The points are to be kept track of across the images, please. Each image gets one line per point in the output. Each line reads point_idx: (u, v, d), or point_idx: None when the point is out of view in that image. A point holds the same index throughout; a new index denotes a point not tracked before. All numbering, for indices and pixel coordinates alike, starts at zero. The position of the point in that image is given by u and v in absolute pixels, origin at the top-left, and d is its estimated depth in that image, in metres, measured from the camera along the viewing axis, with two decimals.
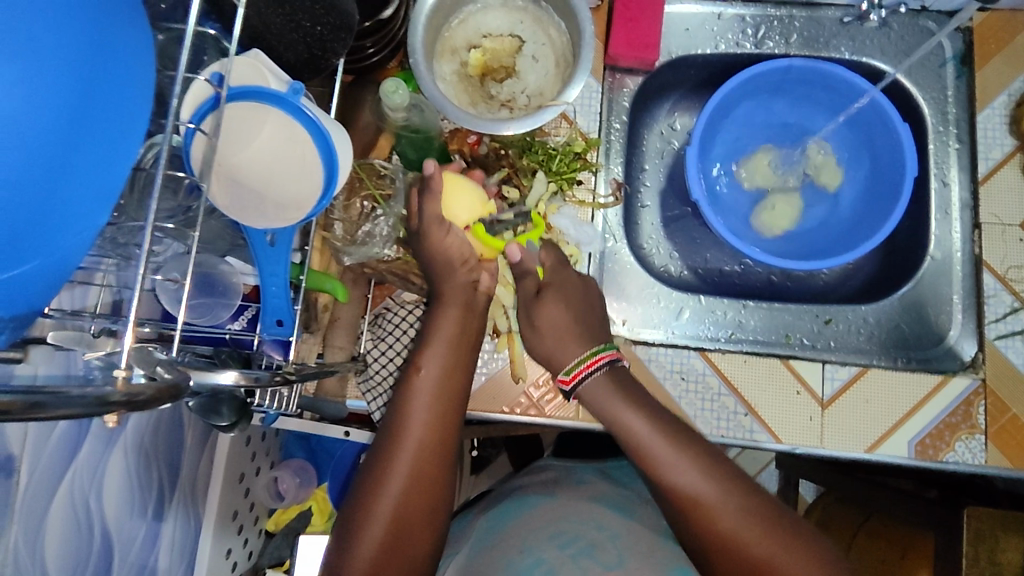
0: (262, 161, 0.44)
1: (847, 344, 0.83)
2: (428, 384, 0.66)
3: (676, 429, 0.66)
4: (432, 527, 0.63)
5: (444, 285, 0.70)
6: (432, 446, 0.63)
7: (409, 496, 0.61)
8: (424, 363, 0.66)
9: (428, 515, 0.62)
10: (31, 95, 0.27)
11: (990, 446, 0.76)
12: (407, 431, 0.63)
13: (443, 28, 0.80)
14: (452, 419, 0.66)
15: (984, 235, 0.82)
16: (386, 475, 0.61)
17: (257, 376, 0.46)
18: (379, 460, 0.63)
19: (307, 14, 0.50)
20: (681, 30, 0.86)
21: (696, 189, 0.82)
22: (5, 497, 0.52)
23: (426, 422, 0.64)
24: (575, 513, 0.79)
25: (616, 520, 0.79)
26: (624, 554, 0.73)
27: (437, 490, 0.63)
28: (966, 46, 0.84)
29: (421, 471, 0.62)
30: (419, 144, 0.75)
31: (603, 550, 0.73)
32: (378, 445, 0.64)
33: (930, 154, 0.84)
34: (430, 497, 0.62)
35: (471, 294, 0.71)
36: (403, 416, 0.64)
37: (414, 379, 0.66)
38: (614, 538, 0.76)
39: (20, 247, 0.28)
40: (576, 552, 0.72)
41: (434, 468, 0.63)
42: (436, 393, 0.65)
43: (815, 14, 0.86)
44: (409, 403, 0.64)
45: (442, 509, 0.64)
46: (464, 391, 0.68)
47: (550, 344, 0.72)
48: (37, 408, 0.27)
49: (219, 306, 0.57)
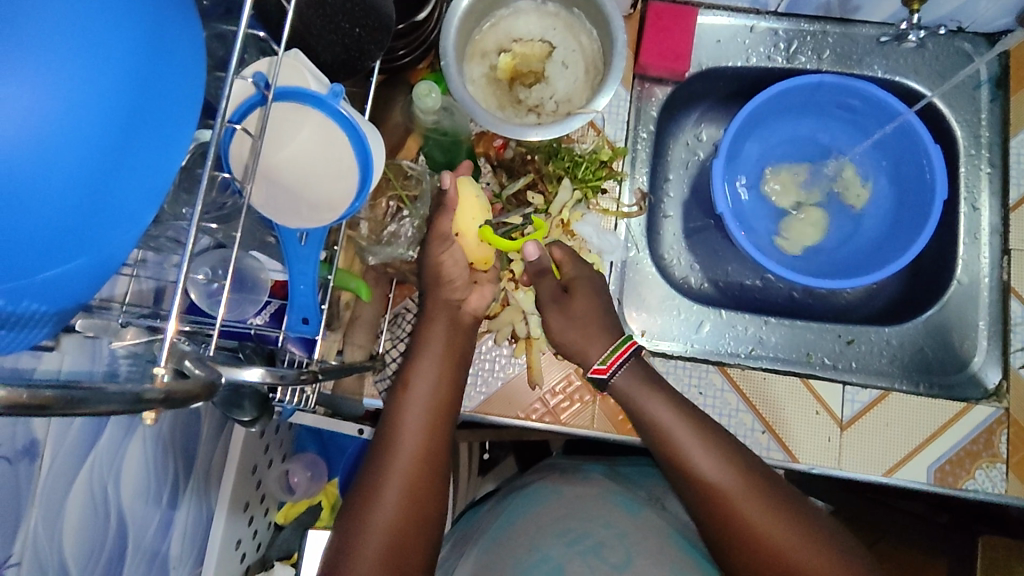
0: (300, 164, 0.45)
1: (868, 365, 0.82)
2: (421, 397, 0.67)
3: (694, 415, 0.68)
4: (428, 537, 0.62)
5: (431, 298, 0.72)
6: (429, 453, 0.64)
7: (405, 505, 0.61)
8: (416, 376, 0.68)
9: (424, 525, 0.62)
10: (83, 97, 0.27)
11: (1011, 476, 0.75)
12: (402, 441, 0.64)
13: (475, 31, 0.80)
14: (444, 432, 0.67)
15: (1013, 262, 0.80)
16: (382, 485, 0.62)
17: (282, 374, 0.45)
18: (374, 472, 0.63)
19: (347, 15, 0.51)
20: (713, 42, 0.86)
21: (721, 201, 0.81)
22: (28, 481, 0.53)
23: (419, 434, 0.65)
24: (586, 510, 0.80)
25: (628, 519, 0.79)
26: (631, 551, 0.73)
27: (431, 500, 0.63)
28: (1001, 69, 0.83)
29: (415, 476, 0.63)
30: (447, 147, 0.75)
31: (609, 550, 0.73)
32: (371, 457, 0.64)
33: (961, 177, 0.83)
34: (423, 508, 0.62)
35: (459, 310, 0.73)
36: (396, 427, 0.65)
37: (407, 392, 0.67)
38: (621, 536, 0.76)
39: (67, 247, 0.29)
40: (584, 550, 0.73)
41: (428, 477, 0.64)
42: (430, 405, 0.67)
43: (849, 31, 0.85)
44: (403, 415, 0.66)
45: (435, 523, 0.63)
46: (456, 406, 0.69)
47: (569, 333, 0.74)
48: (79, 403, 0.27)
49: (247, 302, 0.56)
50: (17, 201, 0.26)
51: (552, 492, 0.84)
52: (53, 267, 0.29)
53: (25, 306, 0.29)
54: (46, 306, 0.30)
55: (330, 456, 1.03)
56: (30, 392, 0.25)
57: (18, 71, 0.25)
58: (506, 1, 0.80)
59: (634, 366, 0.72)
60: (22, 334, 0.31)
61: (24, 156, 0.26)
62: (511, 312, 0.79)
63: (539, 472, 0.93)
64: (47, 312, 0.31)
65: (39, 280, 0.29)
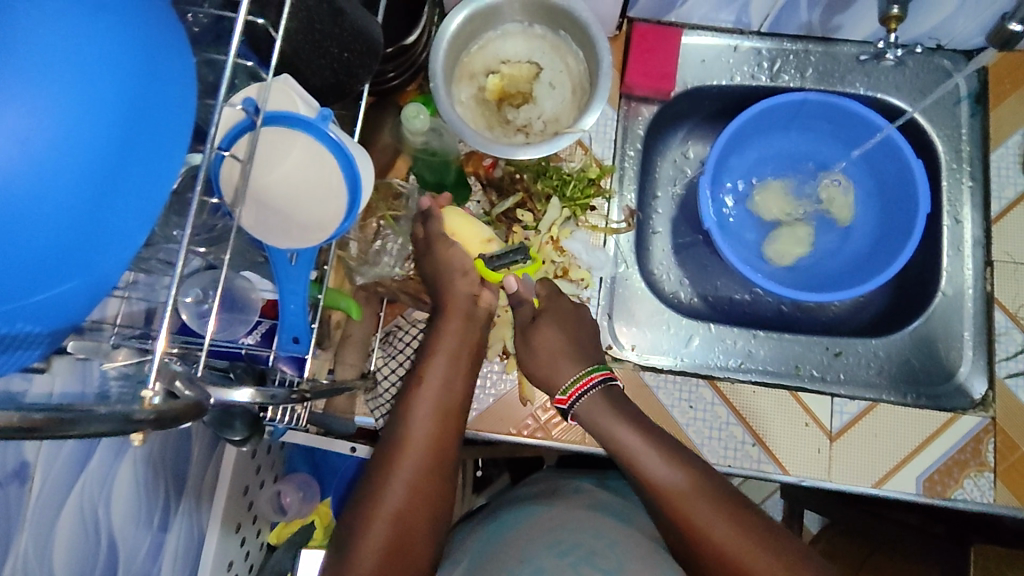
0: (289, 186, 0.45)
1: (856, 376, 0.83)
2: (432, 391, 0.67)
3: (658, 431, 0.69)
4: (432, 533, 0.63)
5: (446, 292, 0.71)
6: (436, 448, 0.65)
7: (410, 502, 0.62)
8: (428, 371, 0.68)
9: (427, 523, 0.63)
10: (76, 124, 0.28)
11: (1000, 485, 0.75)
12: (411, 435, 0.64)
13: (463, 53, 0.82)
14: (453, 428, 0.67)
15: (995, 273, 0.82)
16: (389, 480, 0.62)
17: (272, 392, 0.46)
18: (381, 466, 0.63)
19: (337, 42, 0.52)
20: (697, 62, 0.88)
21: (708, 216, 0.83)
22: (17, 504, 0.53)
23: (427, 428, 0.65)
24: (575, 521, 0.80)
25: (619, 531, 0.79)
26: (622, 558, 0.73)
27: (436, 499, 0.64)
28: (979, 85, 0.86)
29: (422, 472, 0.63)
30: (437, 167, 0.76)
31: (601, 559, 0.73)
32: (380, 450, 0.65)
33: (942, 190, 0.85)
34: (428, 504, 0.63)
35: (474, 304, 0.71)
36: (405, 422, 0.65)
37: (418, 388, 0.67)
38: (612, 546, 0.75)
39: (59, 270, 0.29)
40: (574, 561, 0.72)
41: (433, 476, 0.64)
42: (438, 405, 0.66)
43: (830, 50, 0.87)
44: (413, 408, 0.66)
45: (440, 519, 0.64)
46: (465, 404, 0.69)
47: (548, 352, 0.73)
48: (67, 424, 0.27)
49: (238, 322, 0.57)
50: (12, 224, 0.27)
51: (542, 504, 0.85)
52: (49, 289, 0.29)
53: (20, 328, 0.30)
54: (41, 326, 0.31)
55: (323, 476, 1.02)
56: (20, 415, 0.25)
57: (14, 100, 0.26)
58: (493, 24, 0.82)
59: (596, 395, 0.72)
60: (15, 355, 0.31)
61: (20, 179, 0.27)
62: (501, 328, 0.81)
63: (530, 487, 0.93)
64: (41, 332, 0.31)
65: (36, 302, 0.29)
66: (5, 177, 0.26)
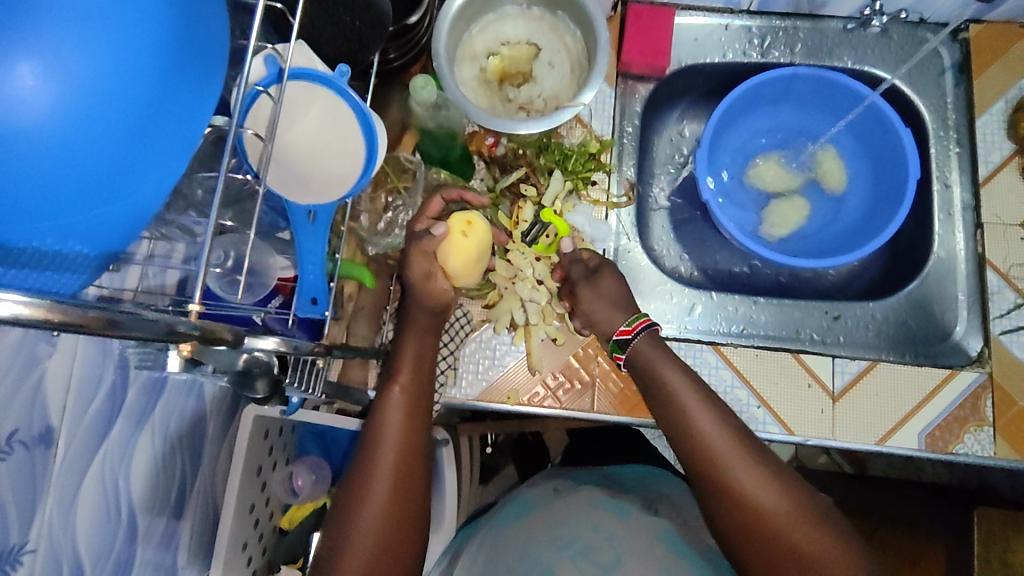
0: (309, 137, 0.48)
1: (856, 339, 0.84)
2: (400, 396, 0.65)
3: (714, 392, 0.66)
4: (416, 536, 0.63)
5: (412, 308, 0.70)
6: (411, 452, 0.64)
7: (391, 509, 0.61)
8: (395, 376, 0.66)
9: (408, 527, 0.62)
10: (127, 41, 0.29)
11: (999, 439, 0.78)
12: (384, 442, 0.63)
13: (464, 35, 0.84)
14: (424, 431, 0.66)
15: (986, 235, 0.84)
16: (367, 488, 0.61)
17: (296, 343, 0.48)
18: (358, 472, 0.62)
19: (348, 10, 0.54)
20: (690, 40, 0.90)
21: (705, 190, 0.85)
22: (42, 469, 0.55)
23: (400, 433, 0.64)
24: (573, 517, 0.81)
25: (616, 524, 0.79)
26: (622, 554, 0.75)
27: (416, 503, 0.63)
28: (962, 56, 0.88)
29: (400, 478, 0.62)
30: (442, 141, 0.78)
31: (600, 552, 0.75)
32: (355, 457, 0.64)
33: (931, 157, 0.87)
34: (409, 509, 0.62)
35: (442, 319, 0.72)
36: (376, 429, 0.64)
37: (387, 393, 0.65)
38: (611, 540, 0.77)
39: (109, 185, 0.31)
40: (575, 552, 0.76)
41: (412, 475, 0.63)
42: (409, 405, 0.65)
43: (818, 25, 0.90)
44: (384, 413, 0.64)
45: (423, 520, 0.64)
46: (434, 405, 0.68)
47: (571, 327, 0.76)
48: (112, 327, 0.28)
49: (257, 286, 0.58)
50: (65, 132, 0.28)
51: (541, 500, 0.86)
52: (99, 205, 0.31)
53: (73, 246, 0.31)
54: (92, 248, 0.32)
55: (333, 459, 1.01)
56: (78, 310, 0.27)
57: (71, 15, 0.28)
58: (492, 6, 0.84)
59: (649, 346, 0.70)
60: (66, 279, 0.32)
61: (74, 88, 0.28)
62: (508, 301, 0.81)
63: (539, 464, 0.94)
64: (90, 256, 0.32)
65: (85, 218, 0.31)
66: (60, 85, 0.28)
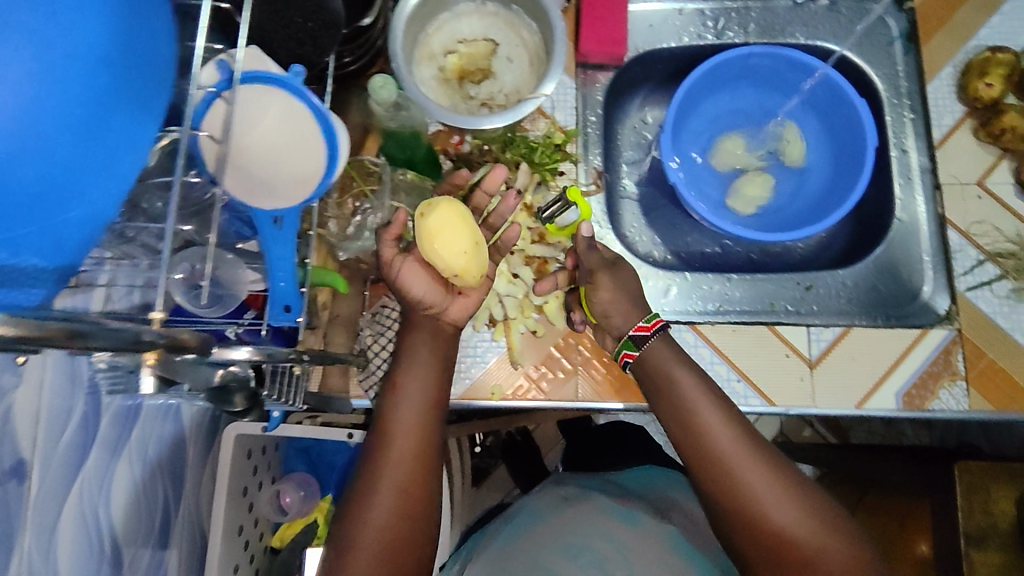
0: (267, 142, 0.47)
1: (829, 307, 0.86)
2: (408, 398, 0.66)
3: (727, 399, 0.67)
4: (423, 541, 0.62)
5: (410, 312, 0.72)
6: (421, 454, 0.63)
7: (397, 514, 0.61)
8: (402, 379, 0.67)
9: (416, 532, 0.62)
10: (78, 44, 0.29)
11: (972, 392, 0.79)
12: (393, 444, 0.63)
13: (421, 35, 0.84)
14: (435, 435, 0.65)
15: (945, 195, 0.87)
16: (374, 492, 0.61)
17: (270, 351, 0.47)
18: (366, 475, 0.62)
19: (299, 11, 0.54)
20: (646, 26, 0.91)
21: (672, 173, 0.86)
22: (17, 503, 0.52)
23: (410, 435, 0.64)
24: (576, 519, 0.79)
25: (626, 529, 0.77)
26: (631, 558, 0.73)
27: (423, 510, 0.62)
28: (909, 24, 0.91)
29: (408, 480, 0.62)
30: (406, 142, 0.78)
31: (609, 556, 0.73)
32: (364, 458, 0.64)
33: (887, 124, 0.90)
34: (416, 515, 0.62)
35: (440, 322, 0.72)
36: (385, 434, 0.64)
37: (395, 396, 0.66)
38: (616, 543, 0.75)
39: (65, 194, 0.30)
40: (588, 562, 0.72)
41: (420, 477, 0.63)
42: (418, 412, 0.65)
43: (768, 4, 0.92)
44: (393, 415, 0.65)
45: (431, 524, 0.64)
46: (443, 411, 0.68)
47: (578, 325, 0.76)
48: (77, 337, 0.27)
49: (224, 299, 0.56)
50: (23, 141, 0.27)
51: (541, 502, 0.85)
52: (56, 213, 0.30)
53: (27, 259, 0.30)
54: (48, 259, 0.31)
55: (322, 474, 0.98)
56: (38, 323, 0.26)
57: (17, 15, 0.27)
58: (447, 5, 0.84)
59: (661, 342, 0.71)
60: (20, 293, 0.31)
61: (26, 93, 0.27)
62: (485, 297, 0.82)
63: None
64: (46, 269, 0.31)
65: (42, 228, 0.30)
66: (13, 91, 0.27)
